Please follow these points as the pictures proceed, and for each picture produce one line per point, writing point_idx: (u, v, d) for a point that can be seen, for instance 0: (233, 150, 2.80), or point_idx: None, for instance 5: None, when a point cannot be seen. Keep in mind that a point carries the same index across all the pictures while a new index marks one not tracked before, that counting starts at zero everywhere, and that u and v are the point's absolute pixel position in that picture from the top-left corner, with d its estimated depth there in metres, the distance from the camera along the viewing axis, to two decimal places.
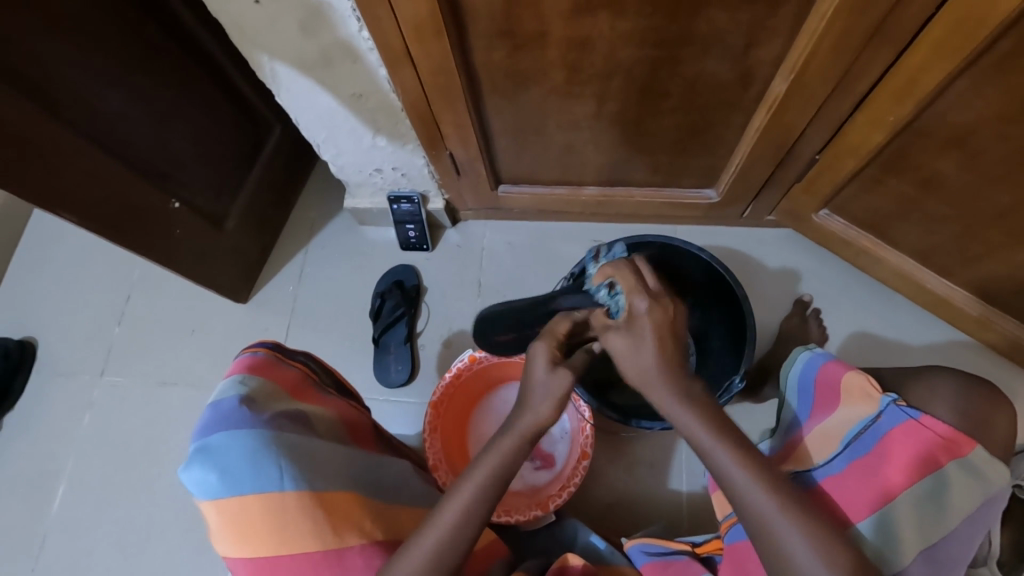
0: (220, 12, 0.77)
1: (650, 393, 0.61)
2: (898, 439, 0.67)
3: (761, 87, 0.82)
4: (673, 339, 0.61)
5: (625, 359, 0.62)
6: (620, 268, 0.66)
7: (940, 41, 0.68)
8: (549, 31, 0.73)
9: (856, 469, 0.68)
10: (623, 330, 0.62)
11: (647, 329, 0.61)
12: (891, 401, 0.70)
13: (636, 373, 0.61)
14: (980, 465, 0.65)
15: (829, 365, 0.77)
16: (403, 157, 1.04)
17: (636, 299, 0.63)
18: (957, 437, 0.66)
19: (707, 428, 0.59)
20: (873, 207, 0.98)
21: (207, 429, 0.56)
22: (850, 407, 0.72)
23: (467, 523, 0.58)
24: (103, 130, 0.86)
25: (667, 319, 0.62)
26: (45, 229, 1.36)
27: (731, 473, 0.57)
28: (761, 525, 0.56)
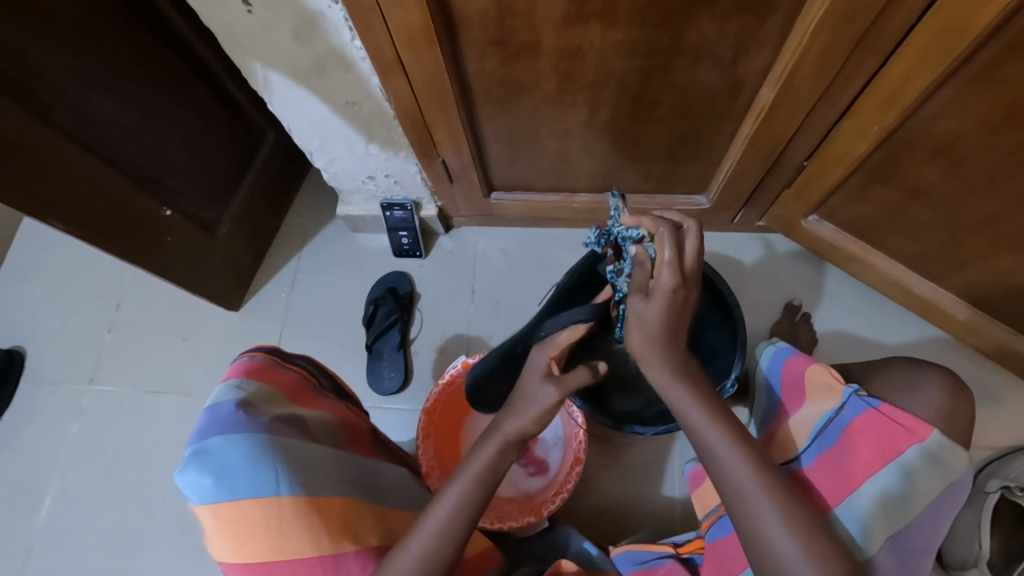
0: (213, 20, 0.77)
1: (645, 363, 0.63)
2: (859, 429, 0.69)
3: (750, 95, 0.83)
4: (679, 325, 0.63)
5: (638, 319, 0.63)
6: (663, 230, 0.64)
7: (923, 51, 0.69)
8: (539, 40, 0.73)
9: (823, 463, 0.70)
10: (645, 294, 0.64)
11: (661, 304, 0.62)
12: (853, 392, 0.71)
13: (644, 335, 0.63)
14: (940, 450, 0.65)
15: (793, 361, 0.81)
16: (396, 164, 1.04)
17: (665, 269, 0.63)
18: (916, 425, 0.66)
19: (704, 408, 0.60)
20: (860, 213, 0.99)
21: (203, 431, 0.56)
22: (816, 401, 0.75)
23: (454, 523, 0.58)
24: (94, 137, 0.86)
25: (683, 301, 0.63)
26: (35, 235, 1.35)
27: (719, 451, 0.58)
28: (742, 505, 0.57)
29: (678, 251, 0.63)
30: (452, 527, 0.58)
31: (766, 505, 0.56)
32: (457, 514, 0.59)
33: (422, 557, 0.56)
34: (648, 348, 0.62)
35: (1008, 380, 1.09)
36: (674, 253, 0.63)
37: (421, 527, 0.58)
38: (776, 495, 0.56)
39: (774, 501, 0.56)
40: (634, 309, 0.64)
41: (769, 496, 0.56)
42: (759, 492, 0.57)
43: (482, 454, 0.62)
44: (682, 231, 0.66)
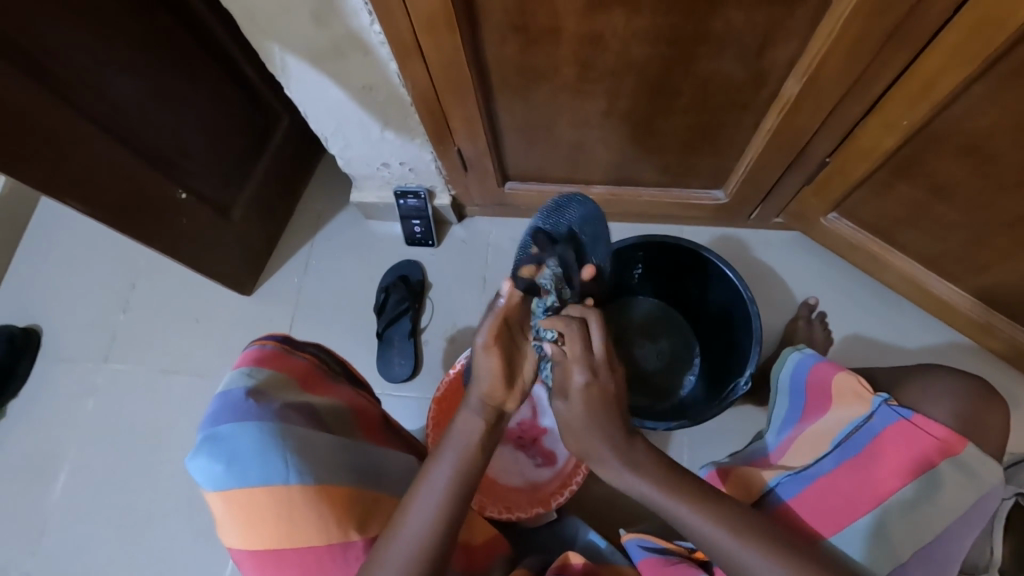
0: (231, 2, 0.76)
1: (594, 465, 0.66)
2: (891, 439, 0.69)
3: (773, 88, 0.82)
4: (608, 416, 0.64)
5: (569, 424, 0.66)
6: (572, 332, 0.64)
7: (955, 48, 0.68)
8: (561, 27, 0.72)
9: (846, 470, 0.69)
10: (564, 398, 0.66)
11: (580, 403, 0.64)
12: (883, 401, 0.71)
13: (580, 443, 0.66)
14: (970, 462, 0.66)
15: (821, 366, 0.79)
16: (410, 151, 1.04)
17: (577, 369, 0.64)
18: (950, 437, 0.67)
19: (658, 485, 0.62)
20: (882, 211, 0.97)
21: (215, 417, 0.56)
22: (842, 407, 0.74)
23: (454, 509, 0.58)
24: (112, 120, 0.86)
25: (604, 392, 0.64)
26: (51, 214, 1.36)
27: (692, 521, 0.60)
28: (733, 561, 0.58)
29: (581, 347, 0.64)
30: (441, 516, 0.57)
31: (704, 525, 0.59)
32: (446, 493, 0.59)
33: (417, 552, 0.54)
34: (585, 445, 0.65)
35: None
36: (582, 346, 0.64)
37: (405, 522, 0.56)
38: (713, 514, 0.60)
39: (708, 520, 0.59)
40: (559, 414, 0.66)
41: (705, 512, 0.60)
42: (735, 543, 0.58)
43: (463, 421, 0.64)
44: (588, 324, 0.65)
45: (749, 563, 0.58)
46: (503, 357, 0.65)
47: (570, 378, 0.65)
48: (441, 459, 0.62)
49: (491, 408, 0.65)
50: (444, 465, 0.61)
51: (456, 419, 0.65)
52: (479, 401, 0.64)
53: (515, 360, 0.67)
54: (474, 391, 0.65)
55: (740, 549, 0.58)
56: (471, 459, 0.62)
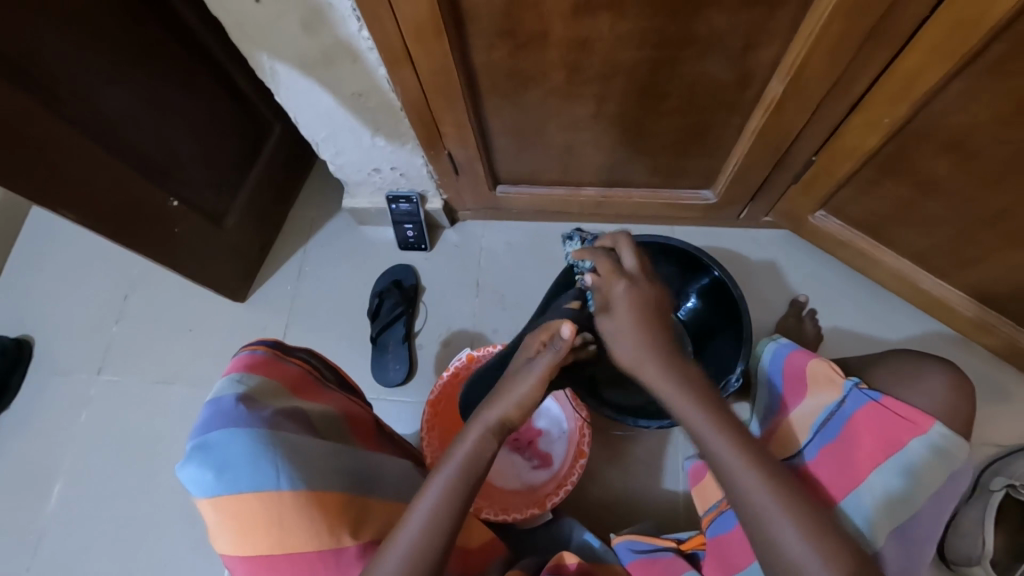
0: (221, 12, 0.77)
1: (640, 375, 0.64)
2: (862, 422, 0.70)
3: (759, 88, 0.83)
4: (653, 322, 0.65)
5: (613, 339, 0.66)
6: (601, 257, 0.70)
7: (934, 45, 0.69)
8: (548, 31, 0.73)
9: (826, 456, 0.71)
10: (607, 310, 0.67)
11: (625, 307, 0.66)
12: (854, 384, 0.72)
13: (627, 353, 0.65)
14: (942, 441, 0.67)
15: (794, 354, 0.81)
16: (401, 156, 1.04)
17: (615, 282, 0.68)
18: (916, 416, 0.68)
19: (699, 409, 0.61)
20: (870, 208, 0.98)
21: (206, 425, 0.56)
22: (817, 393, 0.76)
23: (453, 511, 0.58)
24: (103, 129, 0.86)
25: (644, 299, 0.67)
26: (43, 225, 1.36)
27: (723, 455, 0.58)
28: (753, 513, 0.57)
29: (617, 263, 0.70)
30: (439, 514, 0.58)
31: (737, 462, 0.58)
32: (440, 504, 0.58)
33: (412, 553, 0.55)
34: (638, 356, 0.64)
35: (1016, 379, 1.09)
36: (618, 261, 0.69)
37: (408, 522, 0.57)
38: (750, 455, 0.58)
39: (742, 462, 0.57)
40: (604, 329, 0.67)
41: (742, 457, 0.58)
42: (763, 490, 0.57)
43: (473, 436, 0.64)
44: (620, 248, 0.72)
45: (770, 515, 0.56)
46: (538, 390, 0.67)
47: (612, 289, 0.68)
48: (439, 471, 0.61)
49: (501, 428, 0.65)
50: (446, 473, 0.61)
51: (462, 433, 0.65)
52: (491, 418, 0.65)
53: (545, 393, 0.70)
54: (494, 409, 0.66)
55: (765, 498, 0.56)
56: (471, 468, 0.61)
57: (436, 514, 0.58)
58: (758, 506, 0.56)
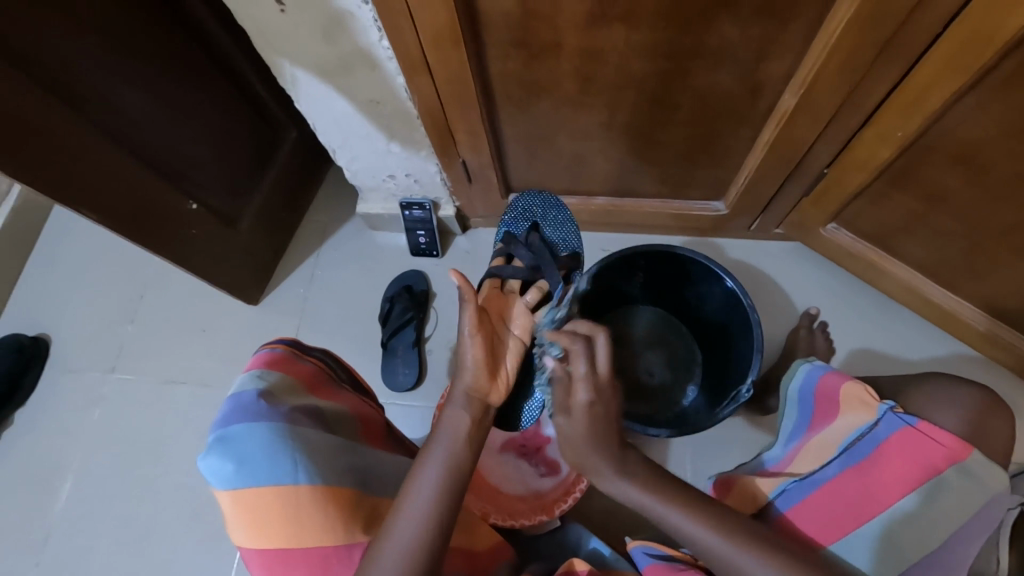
0: (245, 20, 0.79)
1: (592, 477, 0.67)
2: (896, 446, 0.69)
3: (770, 100, 0.83)
4: (608, 434, 0.66)
5: (568, 441, 0.67)
6: (578, 351, 0.66)
7: (946, 59, 0.69)
8: (562, 42, 0.74)
9: (850, 476, 0.71)
10: (566, 413, 0.67)
11: (582, 420, 0.65)
12: (889, 407, 0.70)
13: (578, 458, 0.67)
14: (979, 469, 0.66)
15: (829, 377, 0.77)
16: (415, 163, 1.06)
17: (581, 386, 0.66)
18: (957, 444, 0.67)
19: (647, 491, 0.64)
20: (881, 221, 0.99)
21: (226, 418, 0.57)
22: (847, 416, 0.73)
23: (448, 512, 0.60)
24: (124, 131, 0.88)
25: (604, 411, 0.66)
26: (62, 226, 1.38)
27: (682, 526, 0.62)
28: (730, 565, 0.60)
29: (590, 366, 0.67)
30: (434, 508, 0.59)
31: (698, 529, 0.61)
32: (437, 491, 0.61)
33: (413, 546, 0.55)
34: (585, 459, 0.66)
35: None
36: (587, 367, 0.66)
37: (403, 509, 0.58)
38: (708, 519, 0.62)
39: (704, 527, 0.61)
40: (559, 428, 0.68)
41: (701, 519, 0.62)
42: (728, 547, 0.60)
43: (450, 416, 0.68)
44: (593, 343, 0.68)
45: (743, 563, 0.59)
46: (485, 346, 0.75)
47: (573, 394, 0.67)
48: (430, 459, 0.64)
49: (475, 401, 0.71)
50: (432, 465, 0.63)
51: (444, 415, 0.69)
52: (464, 393, 0.71)
53: (496, 346, 0.78)
54: (459, 385, 0.72)
55: (736, 553, 0.60)
56: (458, 453, 0.65)
57: (434, 506, 0.59)
58: (734, 555, 0.59)
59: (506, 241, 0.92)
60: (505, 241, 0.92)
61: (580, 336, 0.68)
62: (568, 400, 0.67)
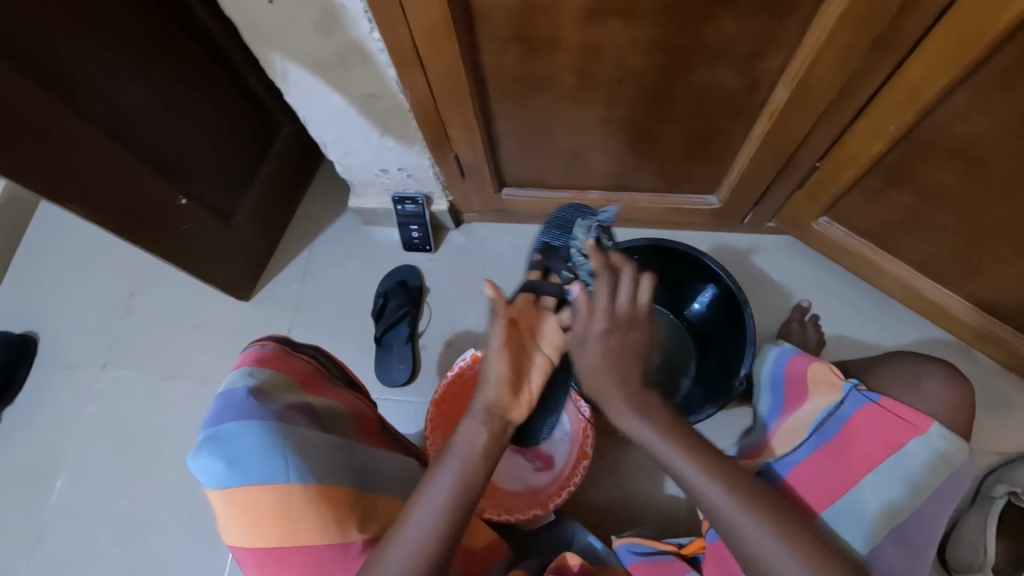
0: (234, 11, 0.77)
1: (604, 404, 0.65)
2: (862, 423, 0.71)
3: (766, 95, 0.83)
4: (624, 362, 0.63)
5: (582, 367, 0.64)
6: (603, 282, 0.61)
7: (940, 54, 0.69)
8: (558, 36, 0.74)
9: (821, 458, 0.71)
10: (581, 341, 0.64)
11: (598, 349, 0.62)
12: (853, 386, 0.73)
13: (593, 386, 0.65)
14: (942, 442, 0.68)
15: (796, 359, 0.82)
16: (409, 157, 1.05)
17: (598, 316, 0.62)
18: (916, 417, 0.69)
19: (664, 437, 0.63)
20: (874, 216, 0.99)
21: (217, 416, 0.57)
22: (818, 397, 0.76)
23: (457, 507, 0.60)
24: (114, 126, 0.87)
25: (620, 341, 0.63)
26: (51, 221, 1.36)
27: (700, 486, 0.61)
28: (733, 527, 0.60)
29: (612, 296, 0.62)
30: (444, 517, 0.59)
31: (712, 491, 0.61)
32: (448, 500, 0.60)
33: (418, 555, 0.56)
34: (601, 388, 0.64)
35: (1016, 387, 1.09)
36: (609, 296, 0.61)
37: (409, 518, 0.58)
38: (726, 483, 0.61)
39: (720, 490, 0.61)
40: (575, 356, 0.65)
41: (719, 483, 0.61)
42: (736, 511, 0.60)
43: (467, 429, 0.65)
44: (620, 274, 0.63)
45: (749, 535, 0.59)
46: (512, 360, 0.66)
47: (591, 323, 0.62)
48: (443, 469, 0.62)
49: (495, 417, 0.66)
50: (447, 475, 0.61)
51: (460, 427, 0.65)
52: (484, 408, 0.65)
53: (521, 362, 0.67)
54: (479, 400, 0.66)
55: (739, 514, 0.60)
56: (469, 468, 0.62)
57: (444, 514, 0.59)
58: (740, 522, 0.60)
59: (545, 252, 0.76)
60: (545, 254, 0.76)
61: (608, 263, 0.63)
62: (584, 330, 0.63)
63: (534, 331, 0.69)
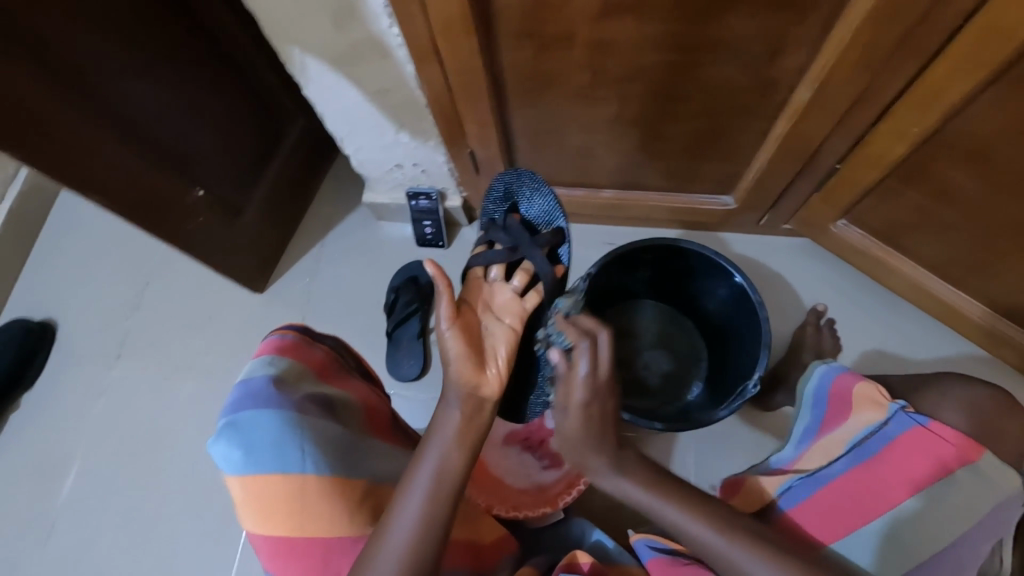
0: (254, 4, 0.78)
1: (588, 473, 0.65)
2: (906, 445, 0.70)
3: (784, 95, 0.82)
4: (599, 435, 0.63)
5: (563, 437, 0.64)
6: (582, 349, 0.62)
7: (965, 55, 0.68)
8: (576, 33, 0.73)
9: (860, 474, 0.72)
10: (562, 410, 0.63)
11: (578, 419, 0.62)
12: (900, 407, 0.72)
13: (575, 453, 0.64)
14: (987, 470, 0.68)
15: (841, 378, 0.78)
16: (423, 153, 1.05)
17: (577, 389, 0.61)
18: (967, 444, 0.69)
19: (647, 492, 0.63)
20: (893, 219, 0.98)
21: (237, 404, 0.57)
22: (860, 416, 0.74)
23: (445, 497, 0.59)
24: (132, 117, 0.88)
25: (602, 409, 0.62)
26: (69, 211, 1.38)
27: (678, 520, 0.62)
28: (724, 558, 0.60)
29: (592, 370, 0.61)
30: (428, 511, 0.57)
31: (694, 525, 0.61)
32: (428, 491, 0.59)
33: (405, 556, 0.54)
34: (582, 456, 0.64)
35: None
36: (589, 368, 0.61)
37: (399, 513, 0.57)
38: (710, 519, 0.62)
39: (703, 527, 0.61)
40: (557, 424, 0.65)
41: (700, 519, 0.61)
42: (727, 542, 0.60)
43: (443, 416, 0.65)
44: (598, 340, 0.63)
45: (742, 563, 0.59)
46: (466, 339, 0.70)
47: (570, 394, 0.62)
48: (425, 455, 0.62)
49: (468, 398, 0.66)
50: (425, 464, 0.61)
51: (436, 415, 0.66)
52: (455, 393, 0.66)
53: (478, 337, 0.73)
54: (451, 386, 0.67)
55: (728, 548, 0.60)
56: (450, 460, 0.61)
57: (427, 510, 0.57)
58: (730, 553, 0.60)
59: (487, 227, 0.86)
60: (487, 228, 0.86)
61: (586, 330, 0.64)
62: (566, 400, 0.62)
63: (488, 303, 0.78)
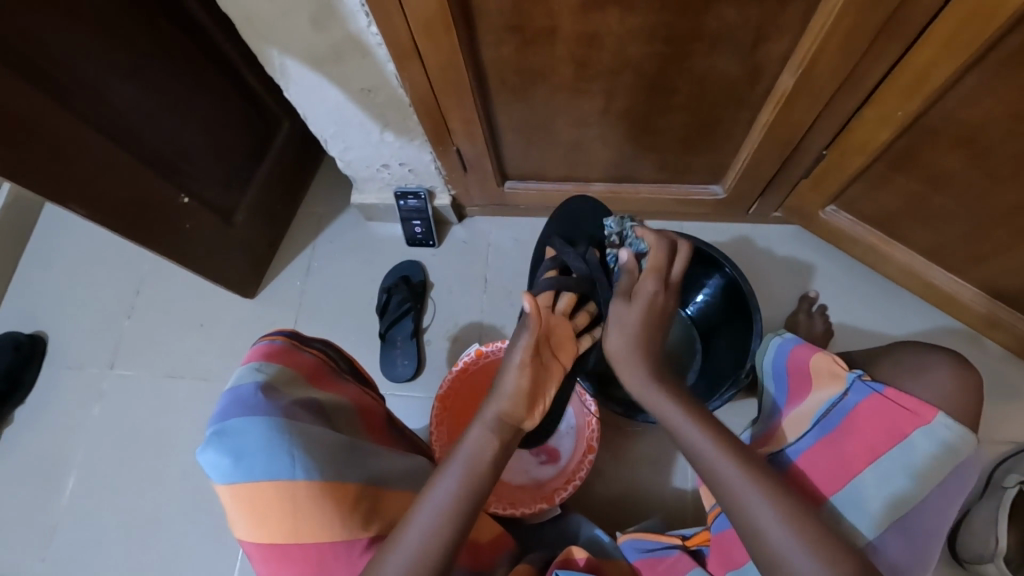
0: (230, 7, 0.77)
1: (622, 366, 0.72)
2: (864, 414, 0.71)
3: (769, 82, 0.82)
4: (656, 326, 0.73)
5: (613, 317, 0.74)
6: (663, 246, 0.76)
7: (946, 38, 0.68)
8: (556, 26, 0.73)
9: (824, 447, 0.72)
10: (626, 297, 0.74)
11: (643, 306, 0.73)
12: (856, 376, 0.72)
13: (620, 333, 0.72)
14: (947, 433, 0.66)
15: (797, 350, 0.81)
16: (410, 152, 1.04)
17: (649, 278, 0.73)
18: (921, 407, 0.68)
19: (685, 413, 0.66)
20: (882, 203, 0.98)
21: (224, 412, 0.57)
22: (820, 389, 0.76)
23: (463, 506, 0.59)
24: (114, 125, 0.87)
25: (662, 305, 0.74)
26: (56, 222, 1.37)
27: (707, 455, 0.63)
28: (740, 508, 0.60)
29: (666, 264, 0.75)
30: (444, 516, 0.58)
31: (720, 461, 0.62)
32: (449, 501, 0.59)
33: (422, 545, 0.56)
34: (627, 350, 0.72)
35: None
36: (665, 264, 0.75)
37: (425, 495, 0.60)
38: (739, 458, 0.62)
39: (724, 455, 0.62)
40: (615, 311, 0.74)
41: (730, 458, 0.62)
42: (747, 485, 0.60)
43: (475, 436, 0.64)
44: (677, 249, 0.77)
45: (747, 496, 0.59)
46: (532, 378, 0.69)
47: (641, 283, 0.74)
48: (449, 469, 0.62)
49: (507, 426, 0.66)
50: (450, 478, 0.61)
51: (468, 433, 0.65)
52: (496, 416, 0.66)
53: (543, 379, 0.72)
54: (491, 406, 0.67)
55: (748, 488, 0.60)
56: (476, 468, 0.62)
57: (440, 522, 0.57)
58: (744, 493, 0.59)
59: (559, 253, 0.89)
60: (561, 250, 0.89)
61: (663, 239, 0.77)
62: (632, 288, 0.75)
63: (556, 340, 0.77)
